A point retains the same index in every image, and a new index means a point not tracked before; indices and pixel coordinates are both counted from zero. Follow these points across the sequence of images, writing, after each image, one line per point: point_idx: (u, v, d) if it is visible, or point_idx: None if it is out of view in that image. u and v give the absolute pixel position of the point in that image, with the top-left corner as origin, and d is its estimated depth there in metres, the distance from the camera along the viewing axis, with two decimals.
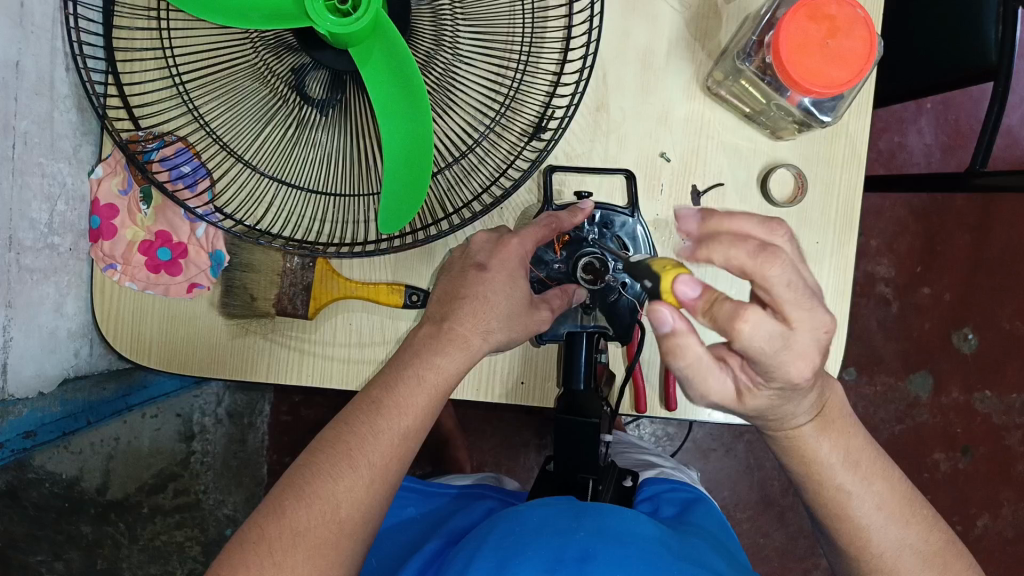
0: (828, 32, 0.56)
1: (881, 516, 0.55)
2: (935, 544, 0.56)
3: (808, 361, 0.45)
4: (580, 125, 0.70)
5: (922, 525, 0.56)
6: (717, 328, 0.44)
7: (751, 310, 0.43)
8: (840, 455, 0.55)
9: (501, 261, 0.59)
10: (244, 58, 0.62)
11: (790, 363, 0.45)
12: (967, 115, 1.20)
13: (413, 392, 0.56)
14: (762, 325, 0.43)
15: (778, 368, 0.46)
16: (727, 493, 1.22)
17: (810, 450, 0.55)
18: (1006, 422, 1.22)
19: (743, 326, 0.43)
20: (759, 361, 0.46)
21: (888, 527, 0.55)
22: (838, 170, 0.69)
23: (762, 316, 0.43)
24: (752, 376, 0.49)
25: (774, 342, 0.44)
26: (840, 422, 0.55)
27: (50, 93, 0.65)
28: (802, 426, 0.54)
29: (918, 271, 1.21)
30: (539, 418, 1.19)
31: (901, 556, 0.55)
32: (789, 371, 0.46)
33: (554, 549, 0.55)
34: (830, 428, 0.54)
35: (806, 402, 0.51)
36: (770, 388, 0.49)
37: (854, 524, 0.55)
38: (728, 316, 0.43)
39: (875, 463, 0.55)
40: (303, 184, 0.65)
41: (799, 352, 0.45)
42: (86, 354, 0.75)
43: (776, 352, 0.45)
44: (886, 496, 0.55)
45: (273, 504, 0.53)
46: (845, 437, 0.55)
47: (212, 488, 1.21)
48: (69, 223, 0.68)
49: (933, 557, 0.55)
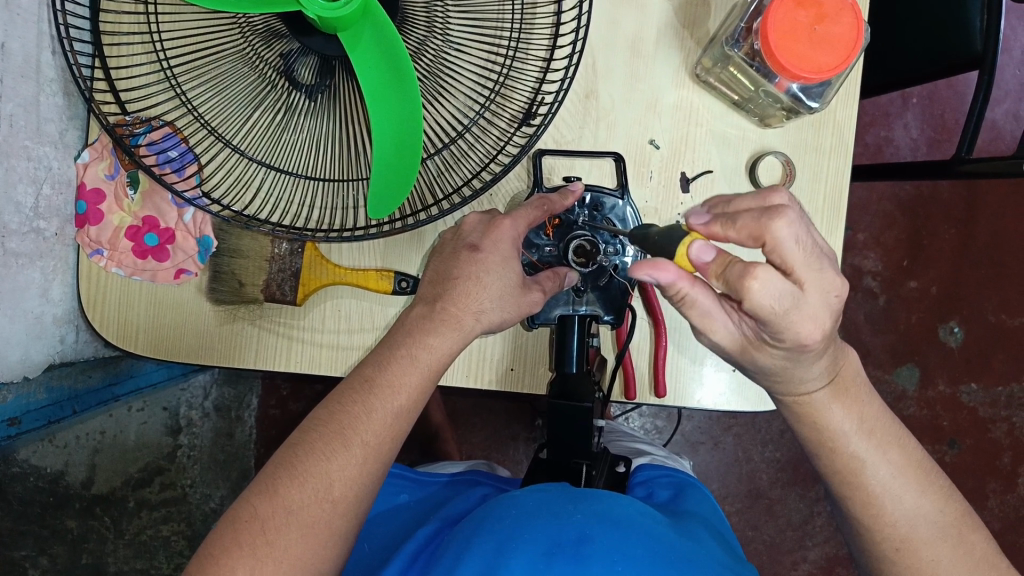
0: (816, 18, 0.56)
1: (896, 485, 0.55)
2: (952, 515, 0.56)
3: (818, 322, 0.46)
4: (569, 112, 0.70)
5: (938, 495, 0.56)
6: (730, 290, 0.45)
7: (761, 268, 0.44)
8: (856, 423, 0.55)
9: (494, 242, 0.59)
10: (232, 43, 0.62)
11: (801, 324, 0.46)
12: (952, 109, 1.21)
13: (407, 370, 0.56)
14: (772, 285, 0.44)
15: (789, 329, 0.47)
16: (717, 485, 1.22)
17: (826, 417, 0.55)
18: (993, 414, 1.23)
19: (752, 284, 0.44)
20: (770, 322, 0.46)
21: (902, 496, 0.55)
22: (826, 156, 0.70)
23: (771, 276, 0.44)
24: (760, 336, 0.51)
25: (783, 301, 0.45)
26: (855, 389, 0.56)
27: (37, 76, 0.65)
28: (813, 393, 0.54)
29: (905, 264, 1.22)
30: (528, 411, 1.19)
31: (915, 527, 0.55)
32: (799, 333, 0.47)
33: (552, 533, 0.55)
34: (845, 395, 0.55)
35: (817, 367, 0.52)
36: (779, 347, 0.50)
37: (869, 494, 0.55)
38: (738, 275, 0.44)
39: (886, 432, 0.56)
40: (291, 170, 0.65)
41: (809, 314, 0.46)
42: (72, 341, 0.74)
43: (785, 313, 0.45)
44: (901, 464, 0.55)
45: (266, 483, 0.53)
46: (858, 404, 0.55)
47: (199, 482, 1.17)
48: (55, 208, 0.67)
49: (950, 531, 0.55)
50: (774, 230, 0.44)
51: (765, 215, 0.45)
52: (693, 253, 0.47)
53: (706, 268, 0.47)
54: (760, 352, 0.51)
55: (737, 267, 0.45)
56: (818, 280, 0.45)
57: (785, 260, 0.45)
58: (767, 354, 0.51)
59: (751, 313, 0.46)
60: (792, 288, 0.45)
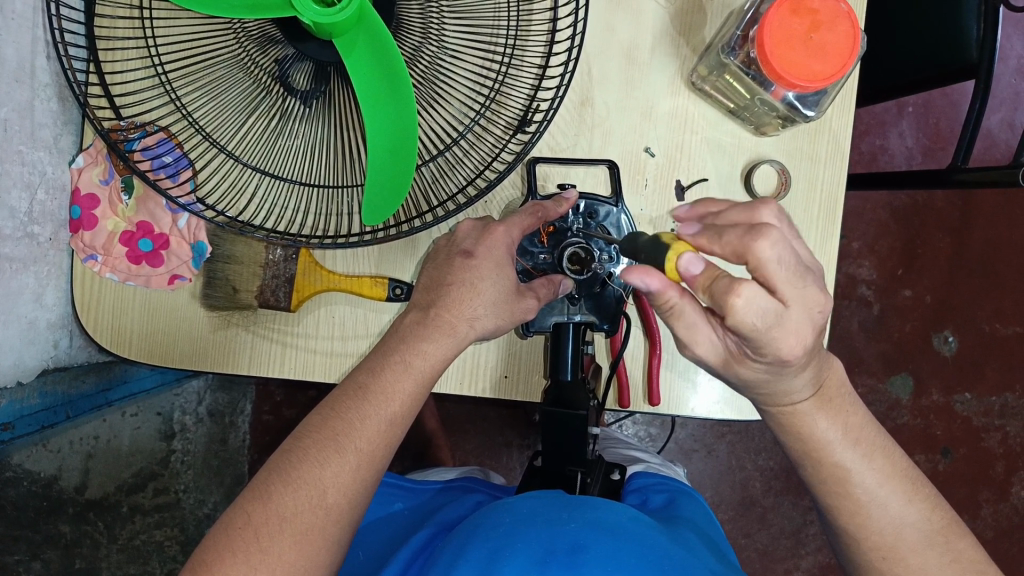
0: (811, 26, 0.56)
1: (886, 494, 0.55)
2: (938, 522, 0.55)
3: (800, 338, 0.46)
4: (564, 119, 0.70)
5: (924, 503, 0.56)
6: (714, 304, 0.45)
7: (746, 285, 0.44)
8: (839, 431, 0.55)
9: (488, 249, 0.59)
10: (228, 49, 0.62)
11: (783, 338, 0.46)
12: (948, 118, 1.22)
13: (399, 378, 0.56)
14: (756, 302, 0.44)
15: (770, 344, 0.46)
16: (710, 493, 1.22)
17: (815, 423, 0.55)
18: (986, 423, 1.23)
19: (736, 301, 0.44)
20: (752, 336, 0.46)
21: (890, 504, 0.55)
22: (820, 166, 0.70)
23: (755, 291, 0.44)
24: (741, 348, 0.50)
25: (766, 318, 0.45)
26: (839, 400, 0.55)
27: (32, 81, 0.65)
28: (797, 404, 0.54)
29: (900, 273, 1.22)
30: (521, 418, 1.19)
31: (903, 534, 0.55)
32: (780, 348, 0.47)
33: (545, 541, 0.54)
34: (830, 406, 0.55)
35: (800, 378, 0.52)
36: (761, 361, 0.50)
37: (854, 501, 0.55)
38: (723, 290, 0.44)
39: (875, 440, 0.56)
40: (286, 176, 0.65)
41: (792, 329, 0.46)
42: (66, 346, 0.74)
43: (768, 329, 0.45)
44: (890, 473, 0.55)
45: (259, 489, 0.52)
46: (844, 413, 0.55)
47: (192, 487, 1.19)
48: (49, 213, 0.67)
49: (938, 539, 0.55)
50: (766, 238, 0.44)
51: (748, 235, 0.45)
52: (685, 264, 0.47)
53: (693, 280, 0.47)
54: (739, 361, 0.52)
55: (723, 282, 0.45)
56: (809, 282, 0.45)
57: (778, 272, 0.44)
58: (750, 367, 0.51)
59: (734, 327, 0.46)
60: (777, 304, 0.45)
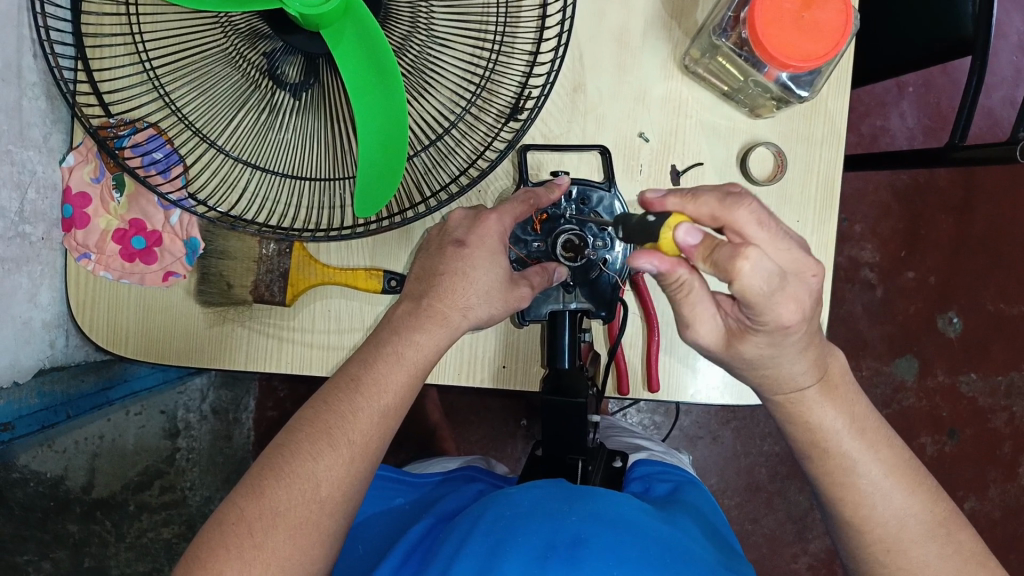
0: (803, 5, 0.55)
1: (886, 483, 0.54)
2: (939, 513, 0.55)
3: (798, 303, 0.47)
4: (556, 106, 0.70)
5: (924, 493, 0.55)
6: (717, 271, 0.45)
7: (751, 247, 0.44)
8: (844, 419, 0.55)
9: (480, 237, 0.58)
10: (215, 44, 0.61)
11: (783, 303, 0.46)
12: (948, 96, 1.20)
13: (392, 369, 0.56)
14: (760, 266, 0.44)
15: (771, 311, 0.47)
16: (715, 480, 1.22)
17: (813, 413, 0.55)
18: (993, 404, 1.22)
19: (743, 265, 0.44)
20: (753, 304, 0.46)
21: (891, 494, 0.54)
22: (816, 148, 0.69)
23: (761, 255, 0.44)
24: (741, 319, 0.51)
25: (770, 281, 0.45)
26: (842, 388, 0.55)
27: (18, 80, 0.64)
28: (804, 390, 0.54)
29: (903, 255, 1.21)
30: (523, 407, 1.19)
31: (904, 526, 0.54)
32: (779, 314, 0.47)
33: (546, 535, 0.53)
34: (834, 393, 0.55)
35: (801, 361, 0.52)
36: (761, 332, 0.50)
37: (858, 491, 0.55)
38: (727, 257, 0.44)
39: (877, 431, 0.56)
40: (277, 169, 0.65)
41: (791, 294, 0.46)
42: (62, 346, 0.74)
43: (772, 293, 0.45)
44: (890, 462, 0.55)
45: (250, 487, 0.52)
46: (848, 402, 0.55)
47: (197, 484, 1.20)
48: (40, 213, 0.67)
49: (937, 529, 0.54)
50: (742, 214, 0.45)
51: (727, 200, 0.46)
52: (678, 235, 0.46)
53: (692, 251, 0.46)
54: (740, 334, 0.51)
55: (725, 248, 0.44)
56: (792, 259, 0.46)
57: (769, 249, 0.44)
58: (750, 342, 0.51)
59: (739, 294, 0.45)
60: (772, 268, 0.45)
